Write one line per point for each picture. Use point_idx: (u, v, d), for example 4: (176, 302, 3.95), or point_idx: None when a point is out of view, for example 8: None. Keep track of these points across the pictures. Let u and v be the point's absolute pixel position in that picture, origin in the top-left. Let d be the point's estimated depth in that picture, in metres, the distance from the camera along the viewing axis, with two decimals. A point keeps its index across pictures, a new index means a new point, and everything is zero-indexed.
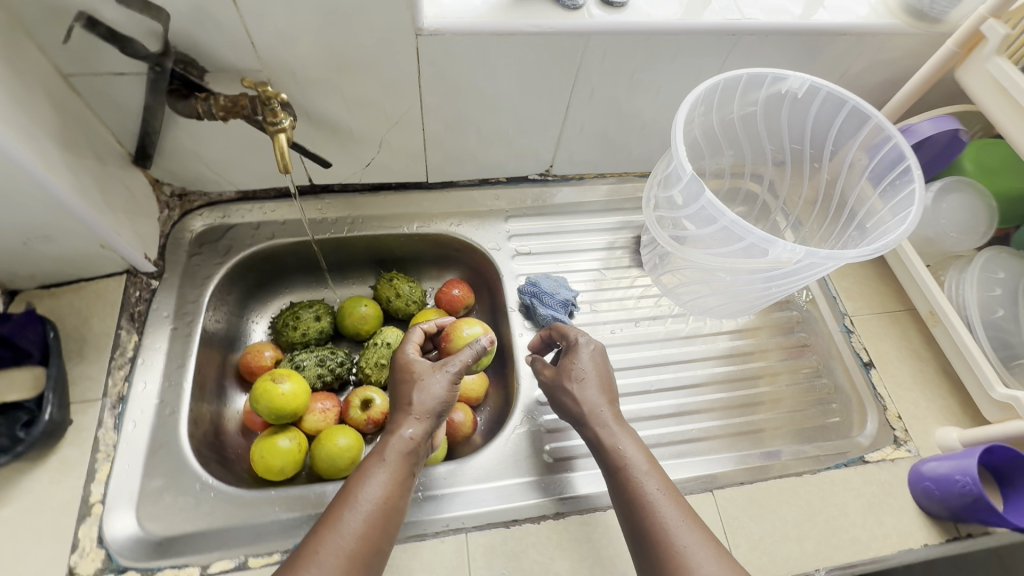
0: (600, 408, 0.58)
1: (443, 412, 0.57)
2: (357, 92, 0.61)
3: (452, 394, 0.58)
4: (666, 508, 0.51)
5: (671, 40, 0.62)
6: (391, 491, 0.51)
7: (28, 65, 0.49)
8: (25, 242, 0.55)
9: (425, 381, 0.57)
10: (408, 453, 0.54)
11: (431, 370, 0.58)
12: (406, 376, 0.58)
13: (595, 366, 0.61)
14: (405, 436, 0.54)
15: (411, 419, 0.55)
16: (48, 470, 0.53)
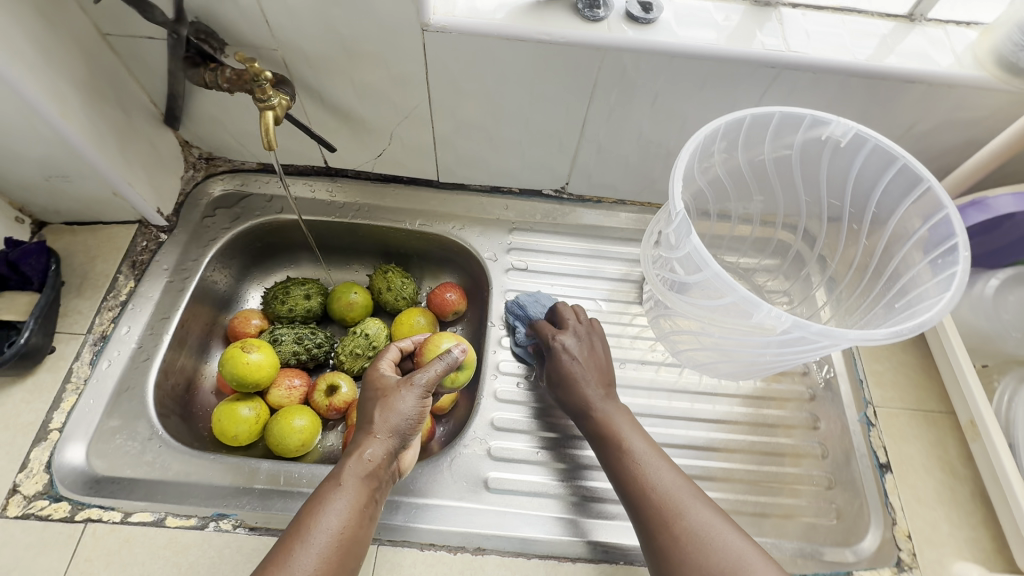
0: (591, 386, 0.59)
1: (410, 432, 0.53)
2: (366, 81, 0.62)
3: (421, 413, 0.54)
4: (656, 470, 0.52)
5: (700, 65, 0.57)
6: (351, 519, 0.47)
7: (64, 20, 0.53)
8: (47, 178, 0.60)
9: (390, 400, 0.53)
10: (369, 477, 0.50)
11: (398, 387, 0.54)
12: (373, 393, 0.55)
13: (580, 347, 0.62)
14: (366, 459, 0.50)
15: (374, 440, 0.51)
16: (24, 390, 0.58)
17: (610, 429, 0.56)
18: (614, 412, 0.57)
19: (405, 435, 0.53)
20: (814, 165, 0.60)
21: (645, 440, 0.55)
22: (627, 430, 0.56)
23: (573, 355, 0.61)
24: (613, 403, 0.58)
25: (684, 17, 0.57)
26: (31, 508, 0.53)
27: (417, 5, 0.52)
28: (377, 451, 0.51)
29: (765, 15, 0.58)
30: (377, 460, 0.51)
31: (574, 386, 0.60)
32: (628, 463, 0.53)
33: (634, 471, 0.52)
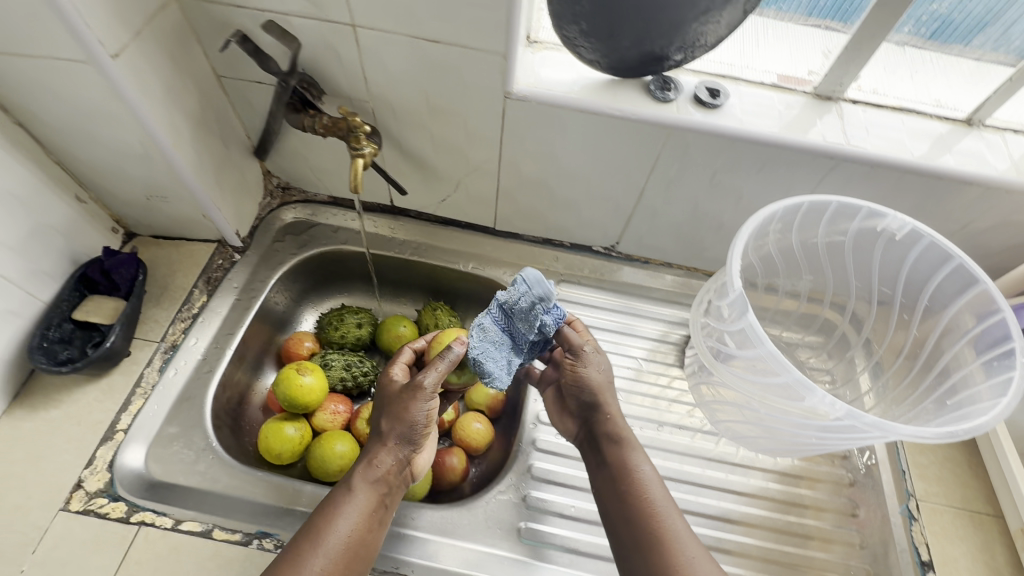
0: (614, 419, 0.60)
1: (418, 437, 0.55)
2: (444, 136, 0.67)
3: (429, 418, 0.55)
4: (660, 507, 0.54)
5: (762, 149, 0.60)
6: (360, 523, 0.51)
7: (190, 63, 0.59)
8: (148, 197, 0.66)
9: (398, 406, 0.54)
10: (377, 483, 0.53)
11: (405, 392, 0.54)
12: (385, 398, 0.57)
13: (605, 375, 0.61)
14: (374, 466, 0.53)
15: (385, 448, 0.54)
16: (97, 389, 0.61)
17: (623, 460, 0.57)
18: (631, 447, 0.58)
19: (412, 439, 0.55)
20: (867, 252, 0.62)
21: (657, 477, 0.57)
22: (644, 465, 0.57)
23: (598, 381, 0.60)
24: (632, 436, 0.59)
25: (751, 104, 0.61)
26: (91, 505, 0.55)
27: (505, 76, 0.56)
28: (386, 458, 0.54)
29: (827, 108, 0.62)
30: (386, 467, 0.54)
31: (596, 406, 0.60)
32: (640, 498, 0.55)
33: (645, 507, 0.54)
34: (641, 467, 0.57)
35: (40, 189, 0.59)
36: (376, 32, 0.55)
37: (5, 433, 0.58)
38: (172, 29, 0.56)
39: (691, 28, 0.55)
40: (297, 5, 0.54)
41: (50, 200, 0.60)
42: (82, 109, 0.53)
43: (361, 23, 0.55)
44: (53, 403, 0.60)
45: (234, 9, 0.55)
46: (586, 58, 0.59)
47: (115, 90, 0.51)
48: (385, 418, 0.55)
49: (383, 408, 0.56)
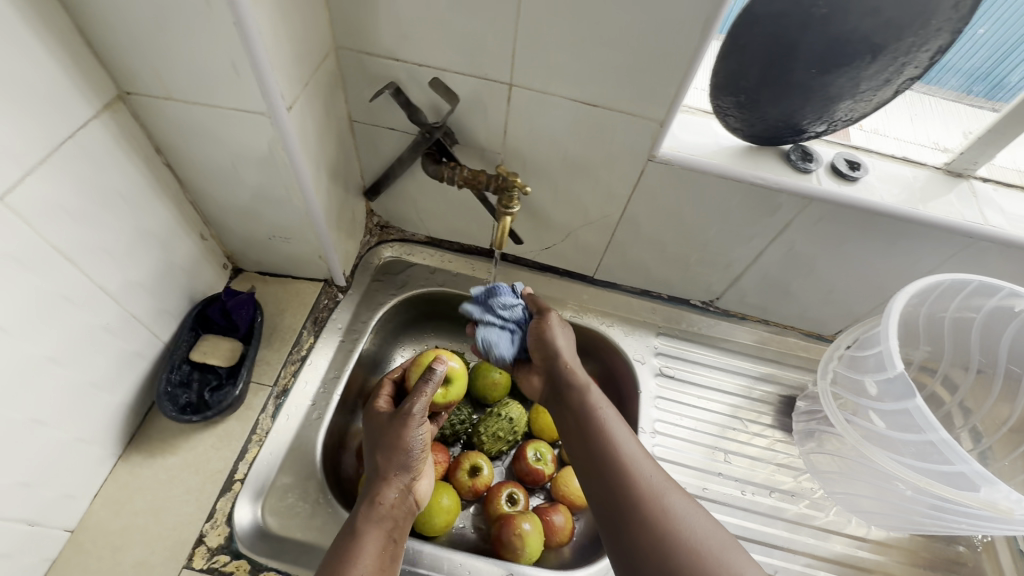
0: (584, 387, 0.61)
1: (420, 464, 0.59)
2: (569, 190, 0.67)
3: (423, 443, 0.60)
4: (638, 462, 0.53)
5: (898, 224, 0.60)
6: (375, 562, 0.50)
7: (334, 109, 0.59)
8: (270, 237, 0.65)
9: (390, 436, 0.59)
10: (382, 519, 0.53)
11: (396, 423, 0.59)
12: (376, 432, 0.61)
13: (567, 343, 0.66)
14: (378, 503, 0.54)
15: (388, 482, 0.56)
16: (214, 436, 0.60)
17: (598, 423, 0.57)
18: (599, 412, 0.58)
19: (408, 468, 0.57)
20: (995, 331, 0.62)
21: (636, 443, 0.55)
22: (615, 430, 0.56)
23: (561, 348, 0.65)
24: (608, 409, 0.59)
25: (885, 178, 0.62)
26: (215, 562, 0.53)
27: (655, 142, 0.57)
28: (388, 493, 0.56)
29: (958, 185, 0.62)
30: (391, 502, 0.55)
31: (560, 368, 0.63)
32: (620, 466, 0.52)
33: (613, 455, 0.54)
34: (615, 432, 0.56)
35: (175, 228, 0.58)
36: (534, 92, 0.55)
37: (123, 480, 0.56)
38: (326, 78, 0.56)
39: (840, 105, 0.56)
40: (459, 62, 0.54)
41: (181, 239, 0.59)
42: (238, 155, 0.53)
43: (520, 83, 0.55)
44: (171, 449, 0.58)
45: (393, 62, 0.56)
46: (731, 125, 0.59)
47: (281, 140, 0.50)
48: (380, 454, 0.58)
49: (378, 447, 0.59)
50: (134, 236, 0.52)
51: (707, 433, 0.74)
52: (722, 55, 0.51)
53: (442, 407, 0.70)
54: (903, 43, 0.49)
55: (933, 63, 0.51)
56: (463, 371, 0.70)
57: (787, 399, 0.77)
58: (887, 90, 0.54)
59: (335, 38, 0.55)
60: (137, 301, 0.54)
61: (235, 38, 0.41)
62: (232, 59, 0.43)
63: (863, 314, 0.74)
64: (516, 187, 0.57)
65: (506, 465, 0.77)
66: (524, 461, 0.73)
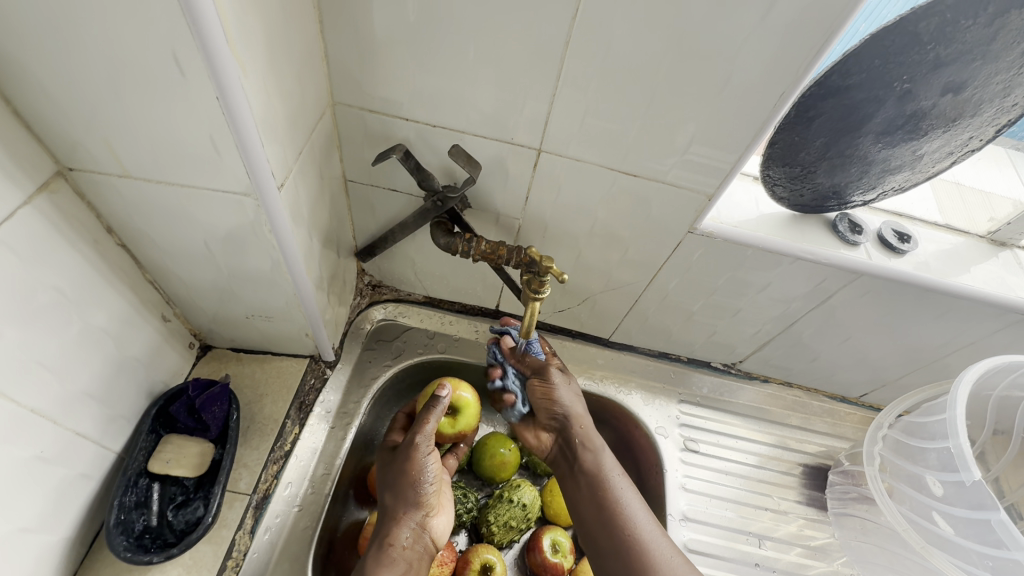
0: (597, 457, 0.58)
1: (433, 495, 0.54)
2: (593, 258, 0.60)
3: (435, 475, 0.55)
4: (649, 534, 0.54)
5: (947, 300, 0.56)
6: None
7: (328, 170, 0.51)
8: (247, 316, 0.55)
9: (399, 473, 0.54)
10: (395, 565, 0.50)
11: (405, 457, 0.54)
12: (385, 469, 0.57)
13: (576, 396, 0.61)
14: (391, 547, 0.50)
15: (401, 524, 0.52)
16: (180, 565, 0.49)
17: (609, 489, 0.56)
18: (613, 489, 0.56)
19: (421, 505, 0.53)
20: None
21: (653, 524, 0.55)
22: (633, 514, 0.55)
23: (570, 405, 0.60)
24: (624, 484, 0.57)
25: (931, 249, 0.58)
26: None
27: (699, 214, 0.51)
28: (401, 533, 0.52)
29: (1003, 255, 0.59)
30: (403, 543, 0.51)
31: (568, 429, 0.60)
32: (644, 559, 0.52)
33: (623, 528, 0.54)
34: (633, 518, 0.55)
35: (130, 315, 0.48)
36: (566, 159, 0.49)
37: None
38: (321, 138, 0.47)
39: (893, 178, 0.52)
40: (481, 125, 0.47)
41: (138, 327, 0.49)
42: (215, 235, 0.44)
43: (550, 148, 0.48)
44: None
45: (403, 122, 0.48)
46: (777, 194, 0.54)
47: (268, 221, 0.42)
48: (390, 493, 0.54)
49: (387, 482, 0.55)
50: (76, 337, 0.42)
51: (737, 514, 0.68)
52: (786, 123, 0.45)
53: (455, 436, 0.64)
54: (979, 117, 0.45)
55: (994, 139, 0.48)
56: (472, 400, 0.63)
57: (816, 469, 0.73)
58: (946, 162, 0.50)
59: (333, 93, 0.46)
60: (81, 414, 0.44)
61: (219, 114, 0.33)
62: (213, 135, 0.34)
63: (895, 381, 0.70)
64: (549, 271, 0.50)
65: (519, 555, 0.68)
66: (539, 553, 0.65)
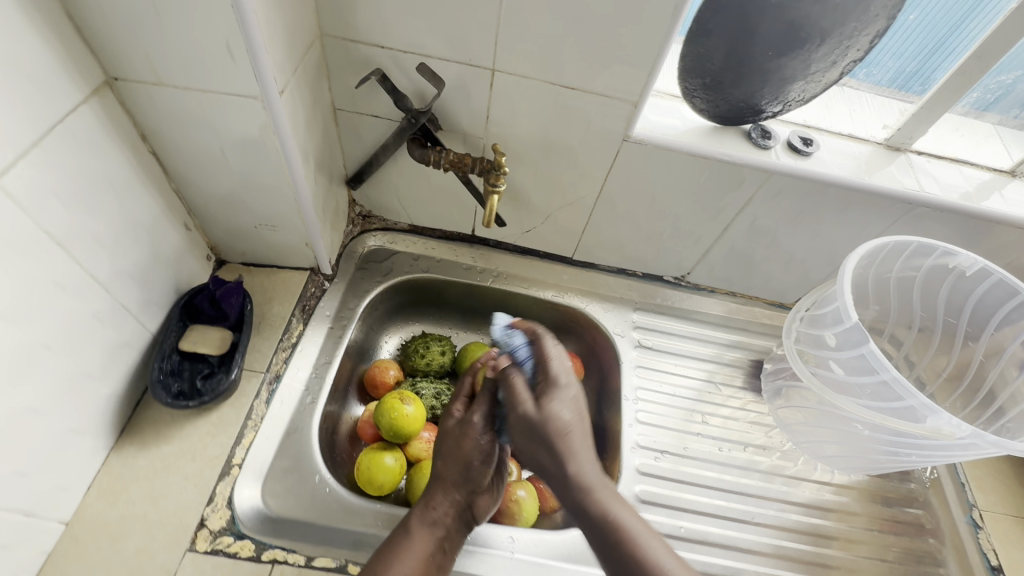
0: (614, 514, 0.50)
1: (481, 470, 0.59)
2: (549, 174, 0.70)
3: (486, 453, 0.60)
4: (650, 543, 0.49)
5: (847, 194, 0.67)
6: (416, 568, 0.52)
7: (319, 96, 0.61)
8: (256, 225, 0.65)
9: (461, 441, 0.60)
10: (434, 526, 0.56)
11: (468, 430, 0.60)
12: (445, 435, 0.62)
13: (574, 416, 0.54)
14: (431, 508, 0.56)
15: (442, 492, 0.58)
16: (209, 421, 0.60)
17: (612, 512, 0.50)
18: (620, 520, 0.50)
19: (469, 481, 0.59)
20: (935, 287, 0.69)
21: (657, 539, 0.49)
22: (659, 554, 0.48)
23: (566, 422, 0.53)
24: (620, 506, 0.51)
25: (834, 153, 0.68)
26: (218, 544, 0.53)
27: (629, 122, 0.61)
28: (442, 500, 0.57)
29: (897, 158, 0.69)
30: (443, 509, 0.57)
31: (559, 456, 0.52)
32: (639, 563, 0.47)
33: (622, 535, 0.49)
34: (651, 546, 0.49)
35: (160, 216, 0.58)
36: (515, 77, 0.59)
37: (117, 470, 0.55)
38: (312, 65, 0.57)
39: (793, 87, 0.62)
40: (443, 49, 0.57)
41: (167, 228, 0.59)
42: (230, 140, 0.54)
43: (501, 68, 0.58)
44: (166, 437, 0.58)
45: (379, 49, 0.58)
46: (698, 106, 0.65)
47: (270, 124, 0.52)
48: (440, 459, 0.60)
49: (443, 451, 0.61)
50: (122, 223, 0.53)
51: (684, 398, 0.79)
52: (688, 38, 0.57)
53: None
54: (848, 28, 0.55)
55: (870, 48, 0.58)
56: None
57: (756, 363, 0.83)
58: (834, 71, 0.60)
59: (320, 26, 0.56)
60: (126, 289, 0.54)
61: (233, 21, 0.43)
62: (228, 41, 0.44)
63: (820, 282, 0.81)
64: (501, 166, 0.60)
65: None
66: None
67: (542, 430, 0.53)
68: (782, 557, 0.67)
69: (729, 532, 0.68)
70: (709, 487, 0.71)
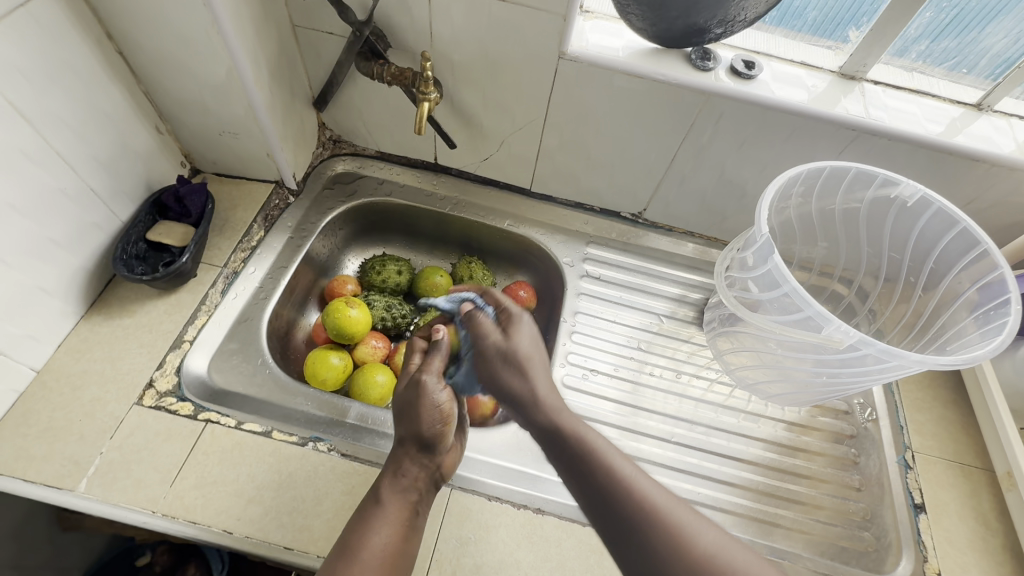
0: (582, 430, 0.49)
1: (444, 430, 0.54)
2: (495, 95, 0.73)
3: (447, 410, 0.55)
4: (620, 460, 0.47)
5: (789, 120, 0.66)
6: (394, 535, 0.49)
7: (274, 9, 0.65)
8: (220, 133, 0.72)
9: (419, 403, 0.54)
10: (408, 492, 0.52)
11: (422, 388, 0.55)
12: (400, 405, 0.56)
13: (536, 344, 0.56)
14: (400, 475, 0.52)
15: (408, 458, 0.53)
16: (169, 303, 0.67)
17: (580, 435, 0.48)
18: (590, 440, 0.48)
19: (436, 444, 0.54)
20: (879, 220, 0.67)
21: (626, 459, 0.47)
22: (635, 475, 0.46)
23: (529, 351, 0.55)
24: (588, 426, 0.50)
25: (779, 77, 0.67)
26: (162, 402, 0.60)
27: (562, 37, 0.63)
28: (411, 465, 0.53)
29: (850, 87, 0.67)
30: (412, 474, 0.53)
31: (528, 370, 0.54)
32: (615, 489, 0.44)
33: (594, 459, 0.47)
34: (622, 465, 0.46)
35: (128, 113, 0.65)
36: None
37: (83, 334, 0.64)
38: None
39: (730, 5, 0.57)
40: None
41: (137, 126, 0.66)
42: (181, 40, 0.60)
43: None
44: (130, 311, 0.66)
45: None
46: (635, 25, 0.64)
47: (215, 24, 0.57)
48: (400, 426, 0.55)
49: (402, 414, 0.55)
50: (89, 111, 0.59)
51: (625, 327, 0.80)
52: None
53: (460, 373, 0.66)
54: None
55: None
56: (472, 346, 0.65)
57: (706, 301, 0.83)
58: None
59: None
60: (95, 175, 0.61)
61: None
62: None
63: None
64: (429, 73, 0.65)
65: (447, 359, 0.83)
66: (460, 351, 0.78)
67: (512, 355, 0.55)
68: (700, 476, 0.68)
69: (649, 448, 0.70)
70: (636, 407, 0.73)
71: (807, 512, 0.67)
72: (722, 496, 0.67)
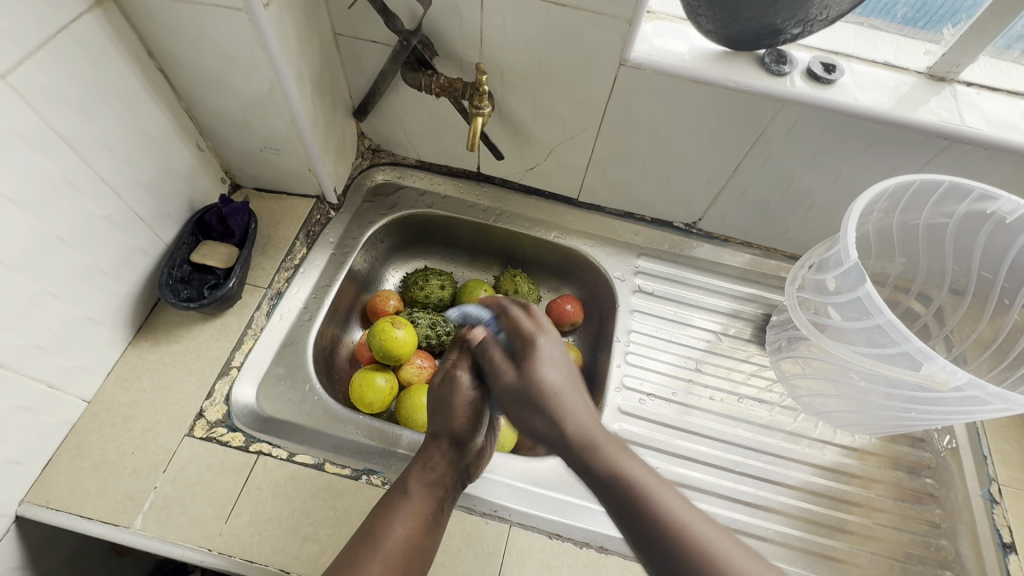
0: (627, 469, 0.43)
1: (479, 424, 0.55)
2: (547, 104, 0.68)
3: (482, 405, 0.56)
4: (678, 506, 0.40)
5: (872, 128, 0.60)
6: (416, 526, 0.48)
7: (317, 19, 0.62)
8: (261, 149, 0.69)
9: (462, 396, 0.55)
10: (434, 485, 0.51)
11: (467, 385, 0.55)
12: (440, 403, 0.56)
13: (564, 374, 0.49)
14: (430, 467, 0.52)
15: (439, 450, 0.53)
16: (215, 327, 0.66)
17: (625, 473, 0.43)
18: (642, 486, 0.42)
19: (469, 440, 0.55)
20: (970, 237, 0.62)
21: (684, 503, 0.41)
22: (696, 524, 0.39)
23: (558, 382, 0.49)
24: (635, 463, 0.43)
25: (861, 80, 0.61)
26: (213, 433, 0.59)
27: (625, 42, 0.58)
28: (440, 458, 0.53)
29: (941, 89, 0.61)
30: (440, 467, 0.52)
31: (560, 402, 0.48)
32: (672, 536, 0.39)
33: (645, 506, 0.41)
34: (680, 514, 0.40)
35: (170, 133, 0.62)
36: None
37: (132, 361, 0.62)
38: None
39: (812, 3, 0.51)
40: None
41: (179, 145, 0.64)
42: (223, 57, 0.57)
43: None
44: (178, 336, 0.64)
45: None
46: (703, 27, 0.59)
47: (260, 40, 0.54)
48: (435, 419, 0.56)
49: (437, 409, 0.56)
50: (133, 134, 0.57)
51: (680, 346, 0.76)
52: None
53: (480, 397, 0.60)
54: None
55: None
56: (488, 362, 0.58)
57: (766, 317, 0.79)
58: None
59: None
60: (139, 199, 0.59)
61: None
62: None
63: None
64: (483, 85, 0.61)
65: None
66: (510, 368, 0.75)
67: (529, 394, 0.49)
68: (766, 509, 0.65)
69: (711, 478, 0.66)
70: (696, 433, 0.70)
71: (882, 549, 0.63)
72: (792, 532, 0.63)
